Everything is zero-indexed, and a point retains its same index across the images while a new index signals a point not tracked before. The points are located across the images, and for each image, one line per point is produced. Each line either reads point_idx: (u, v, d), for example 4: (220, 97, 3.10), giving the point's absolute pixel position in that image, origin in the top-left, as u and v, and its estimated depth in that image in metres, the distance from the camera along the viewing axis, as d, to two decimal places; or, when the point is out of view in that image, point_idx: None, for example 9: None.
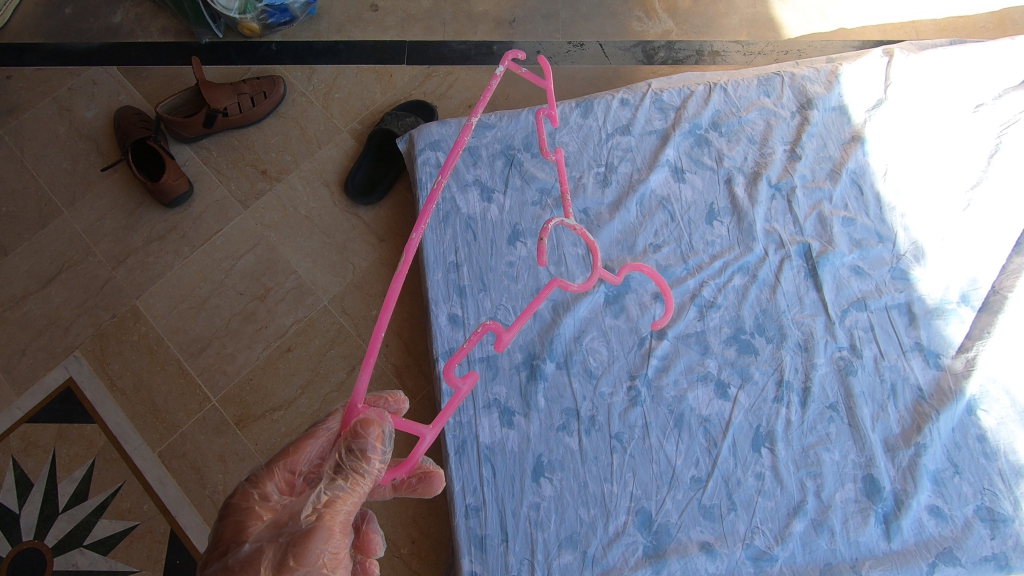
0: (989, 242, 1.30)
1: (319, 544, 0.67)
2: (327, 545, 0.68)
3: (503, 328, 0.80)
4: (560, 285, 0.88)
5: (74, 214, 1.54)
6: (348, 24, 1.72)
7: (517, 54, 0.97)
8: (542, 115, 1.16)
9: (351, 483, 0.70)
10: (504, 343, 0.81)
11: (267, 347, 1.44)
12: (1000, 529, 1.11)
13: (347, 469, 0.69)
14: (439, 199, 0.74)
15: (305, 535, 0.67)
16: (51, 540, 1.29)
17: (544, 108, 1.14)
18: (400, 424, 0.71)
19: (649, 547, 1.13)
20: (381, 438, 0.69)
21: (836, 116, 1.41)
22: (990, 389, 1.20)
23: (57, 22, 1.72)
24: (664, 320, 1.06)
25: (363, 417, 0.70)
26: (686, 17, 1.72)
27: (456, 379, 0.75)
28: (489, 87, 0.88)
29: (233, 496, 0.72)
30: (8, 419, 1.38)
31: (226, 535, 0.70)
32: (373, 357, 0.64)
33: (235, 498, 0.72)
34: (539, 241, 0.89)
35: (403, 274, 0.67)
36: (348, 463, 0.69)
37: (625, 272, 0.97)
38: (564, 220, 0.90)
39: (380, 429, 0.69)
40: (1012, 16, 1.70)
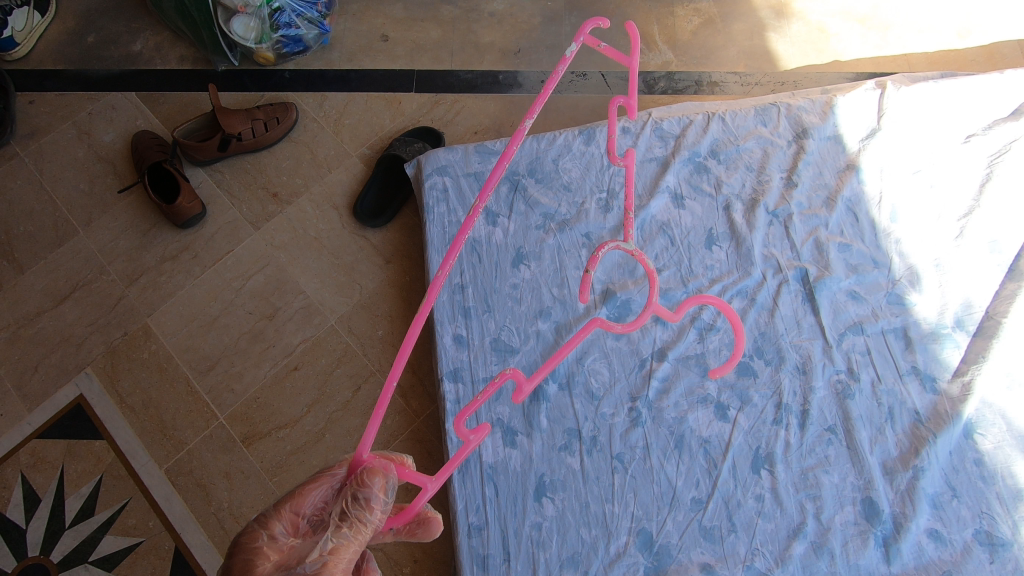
0: (982, 269, 1.33)
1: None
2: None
3: (525, 377, 0.79)
4: (601, 325, 0.84)
5: (89, 234, 1.59)
6: (359, 53, 1.79)
7: (599, 24, 0.87)
8: (618, 106, 1.01)
9: (354, 530, 0.72)
10: (524, 392, 0.79)
11: (274, 366, 1.46)
12: (1000, 553, 1.12)
13: (353, 516, 0.71)
14: (472, 226, 0.71)
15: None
16: (56, 556, 1.30)
17: (620, 98, 1.00)
18: (405, 475, 0.72)
19: (650, 568, 1.13)
20: (385, 487, 0.72)
21: (831, 145, 1.45)
22: (987, 413, 1.21)
23: (79, 50, 1.79)
24: (725, 369, 0.90)
25: (367, 465, 0.73)
26: (685, 49, 1.79)
27: (466, 430, 0.76)
28: (553, 78, 0.83)
29: (241, 535, 0.73)
30: (18, 435, 1.41)
31: (234, 574, 0.70)
32: (383, 406, 0.68)
33: (242, 538, 0.73)
34: (586, 273, 0.85)
35: (420, 320, 0.69)
36: (353, 510, 0.71)
37: (684, 311, 0.85)
38: (620, 245, 0.86)
39: (385, 479, 0.72)
40: (1000, 50, 1.76)
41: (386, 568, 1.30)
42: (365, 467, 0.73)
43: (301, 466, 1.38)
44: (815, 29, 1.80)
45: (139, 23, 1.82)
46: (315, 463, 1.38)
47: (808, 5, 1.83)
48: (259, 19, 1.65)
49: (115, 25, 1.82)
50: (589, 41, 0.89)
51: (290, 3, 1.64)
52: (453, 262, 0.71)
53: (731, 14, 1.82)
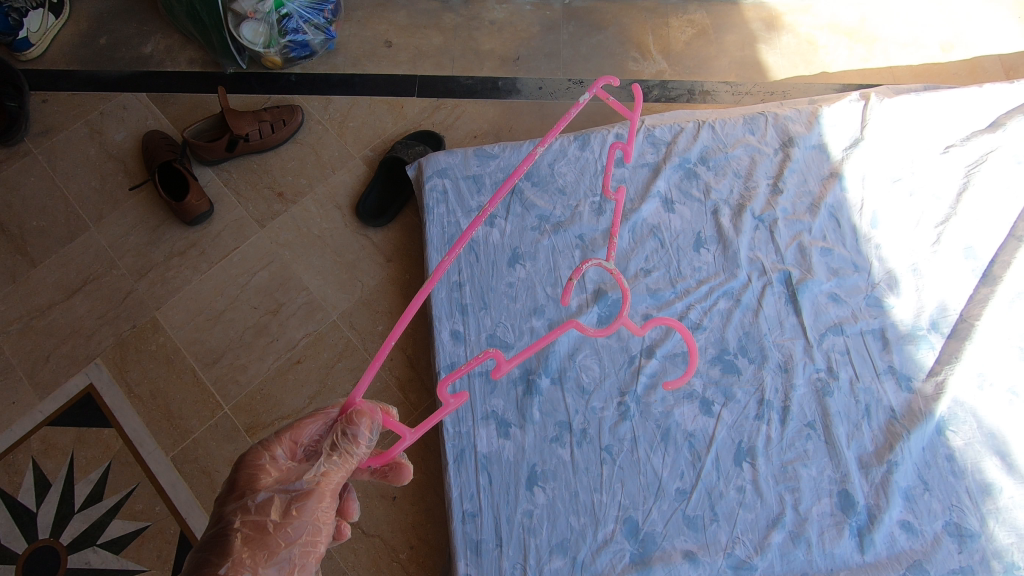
0: (957, 274, 1.39)
1: (313, 506, 0.82)
2: (319, 508, 0.83)
3: (504, 357, 0.83)
4: (576, 327, 0.89)
5: (100, 229, 1.64)
6: (363, 58, 1.85)
7: (612, 83, 1.05)
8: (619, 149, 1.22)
9: (341, 461, 0.83)
10: (501, 371, 0.84)
11: (277, 359, 1.52)
12: (968, 544, 1.18)
13: (340, 450, 0.82)
14: (477, 226, 0.83)
15: (302, 497, 0.82)
16: (66, 539, 1.35)
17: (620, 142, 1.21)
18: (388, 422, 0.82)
19: (636, 554, 1.19)
20: (371, 428, 0.82)
21: (815, 153, 1.51)
22: (958, 411, 1.28)
23: (91, 51, 1.84)
24: (676, 385, 0.97)
25: (357, 408, 0.83)
26: (679, 59, 1.85)
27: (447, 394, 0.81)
28: (569, 115, 0.95)
29: (248, 452, 0.86)
30: (30, 422, 1.46)
31: (242, 482, 0.83)
32: (379, 360, 0.76)
33: (249, 455, 0.85)
34: (570, 280, 0.90)
35: (421, 295, 0.78)
36: (342, 444, 0.82)
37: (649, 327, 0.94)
38: (601, 264, 0.90)
39: (370, 421, 0.82)
40: (982, 64, 1.83)
41: (383, 554, 1.35)
42: (355, 409, 0.83)
43: None
44: (804, 41, 1.87)
45: (150, 26, 1.88)
46: None
47: (798, 18, 1.89)
48: (267, 24, 1.70)
49: (127, 28, 1.88)
50: (602, 94, 1.08)
51: (298, 9, 1.70)
52: (456, 253, 0.81)
53: (724, 25, 1.89)
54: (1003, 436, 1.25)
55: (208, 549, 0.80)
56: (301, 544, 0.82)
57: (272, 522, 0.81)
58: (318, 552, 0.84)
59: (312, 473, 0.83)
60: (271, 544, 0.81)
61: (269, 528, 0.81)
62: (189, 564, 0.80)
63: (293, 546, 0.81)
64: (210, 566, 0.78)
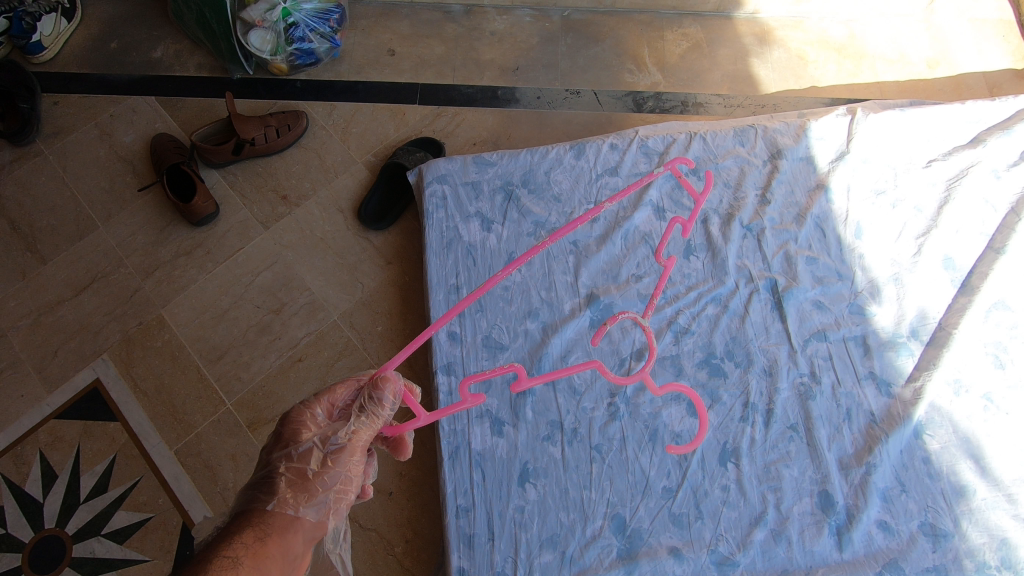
0: (937, 284, 1.45)
1: (346, 459, 0.88)
2: (351, 461, 0.89)
3: (526, 375, 0.93)
4: (596, 368, 0.96)
5: (109, 228, 1.69)
6: (367, 66, 1.90)
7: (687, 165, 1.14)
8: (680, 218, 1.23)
9: (371, 420, 0.89)
10: (520, 388, 0.93)
11: (280, 356, 1.56)
12: (942, 543, 1.23)
13: (370, 409, 0.88)
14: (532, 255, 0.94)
15: (337, 451, 0.88)
16: (71, 529, 1.39)
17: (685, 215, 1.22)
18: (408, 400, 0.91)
19: (623, 550, 1.24)
20: (394, 393, 0.88)
21: (803, 165, 1.57)
22: (935, 416, 1.33)
23: (102, 55, 1.90)
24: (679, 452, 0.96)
25: (383, 373, 0.88)
26: (673, 71, 1.91)
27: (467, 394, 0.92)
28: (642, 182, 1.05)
29: (291, 410, 0.92)
30: (38, 415, 1.50)
31: (286, 435, 0.90)
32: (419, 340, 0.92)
33: (293, 410, 0.92)
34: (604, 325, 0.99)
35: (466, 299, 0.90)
36: (370, 405, 0.88)
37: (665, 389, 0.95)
38: (635, 317, 0.99)
39: (394, 387, 0.88)
40: (966, 81, 1.89)
41: (379, 547, 1.39)
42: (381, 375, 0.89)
43: None
44: (795, 56, 1.93)
45: (160, 32, 1.93)
46: None
47: (789, 34, 1.95)
48: (275, 32, 1.76)
49: (137, 33, 1.93)
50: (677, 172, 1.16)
51: (305, 18, 1.76)
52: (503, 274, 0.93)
53: (717, 39, 1.95)
54: (977, 440, 1.31)
55: (256, 490, 0.86)
56: (336, 493, 0.88)
57: (312, 470, 0.87)
58: (349, 501, 0.90)
59: (345, 428, 0.89)
60: (311, 490, 0.86)
61: (309, 475, 0.87)
62: (238, 504, 0.86)
63: (329, 493, 0.87)
64: (259, 504, 0.85)
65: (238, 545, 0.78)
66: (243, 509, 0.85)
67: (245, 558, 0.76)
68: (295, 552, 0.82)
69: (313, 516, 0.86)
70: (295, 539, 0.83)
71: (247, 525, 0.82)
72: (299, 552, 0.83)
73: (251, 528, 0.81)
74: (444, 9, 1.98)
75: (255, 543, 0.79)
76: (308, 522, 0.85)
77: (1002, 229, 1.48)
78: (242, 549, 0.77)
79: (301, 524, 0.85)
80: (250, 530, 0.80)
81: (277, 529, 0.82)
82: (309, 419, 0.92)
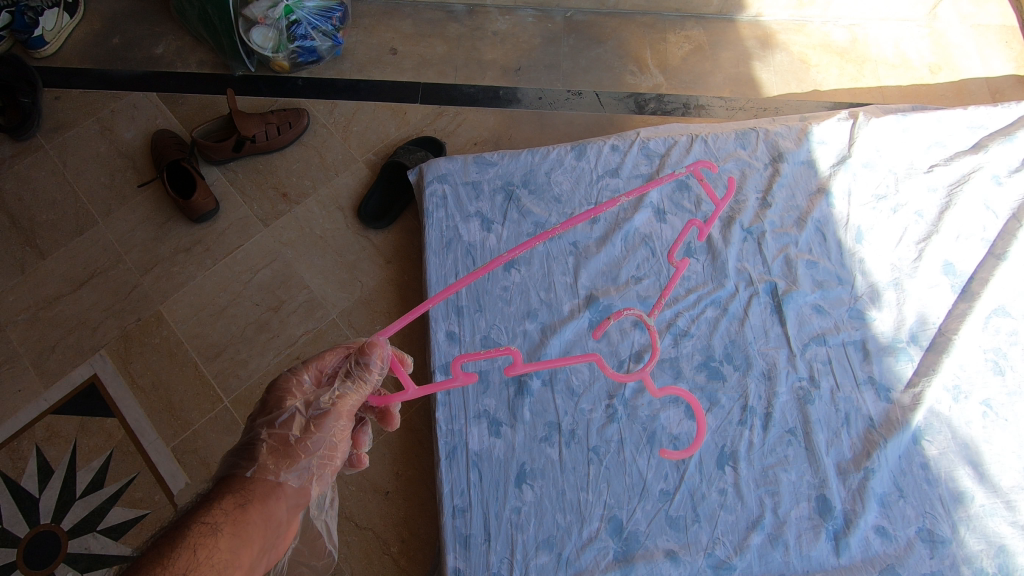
0: (937, 289, 1.44)
1: (331, 424, 0.88)
2: (336, 425, 0.89)
3: (520, 359, 0.96)
4: (595, 361, 0.98)
5: (108, 224, 1.69)
6: (369, 65, 1.90)
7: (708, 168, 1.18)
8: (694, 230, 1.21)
9: (357, 385, 0.91)
10: (513, 372, 0.96)
11: (278, 354, 1.56)
12: (939, 549, 1.22)
13: (356, 373, 0.90)
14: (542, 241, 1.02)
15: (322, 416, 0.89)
16: (66, 524, 1.39)
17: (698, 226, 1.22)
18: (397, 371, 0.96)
19: (619, 552, 1.23)
20: (382, 358, 0.91)
21: (804, 169, 1.56)
22: (933, 422, 1.32)
23: (104, 50, 1.89)
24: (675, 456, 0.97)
25: (371, 339, 0.91)
26: (675, 73, 1.91)
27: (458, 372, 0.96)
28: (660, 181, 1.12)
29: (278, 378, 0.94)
30: (34, 410, 1.50)
31: (271, 402, 0.91)
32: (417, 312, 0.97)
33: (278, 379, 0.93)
34: (606, 318, 1.01)
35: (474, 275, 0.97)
36: (356, 369, 0.90)
37: (666, 391, 1.00)
38: (637, 314, 1.03)
39: (380, 351, 0.90)
40: (969, 87, 1.88)
41: (375, 546, 1.39)
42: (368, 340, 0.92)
43: None
44: (797, 59, 1.92)
45: (162, 28, 1.93)
46: None
47: (792, 37, 1.95)
48: (277, 30, 1.75)
49: (139, 29, 1.93)
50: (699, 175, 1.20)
51: (307, 16, 1.75)
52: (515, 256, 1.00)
53: (720, 42, 1.94)
54: (976, 446, 1.30)
55: (238, 456, 0.87)
56: (319, 459, 0.88)
57: (295, 435, 0.87)
58: (333, 467, 0.90)
59: (330, 392, 0.90)
60: (294, 456, 0.86)
61: (292, 441, 0.87)
62: (221, 471, 0.87)
63: (313, 458, 0.87)
64: (240, 470, 0.85)
65: (218, 511, 0.78)
66: (226, 476, 0.85)
67: (226, 525, 0.77)
68: (278, 519, 0.82)
69: (295, 482, 0.86)
70: (277, 505, 0.83)
71: (228, 491, 0.82)
72: (282, 519, 0.83)
73: (231, 495, 0.81)
74: (446, 9, 1.97)
75: (235, 510, 0.79)
76: (290, 488, 0.86)
77: (1003, 235, 1.47)
78: (221, 516, 0.77)
79: (283, 491, 0.85)
80: (231, 497, 0.81)
81: (259, 497, 0.82)
82: (294, 386, 0.93)
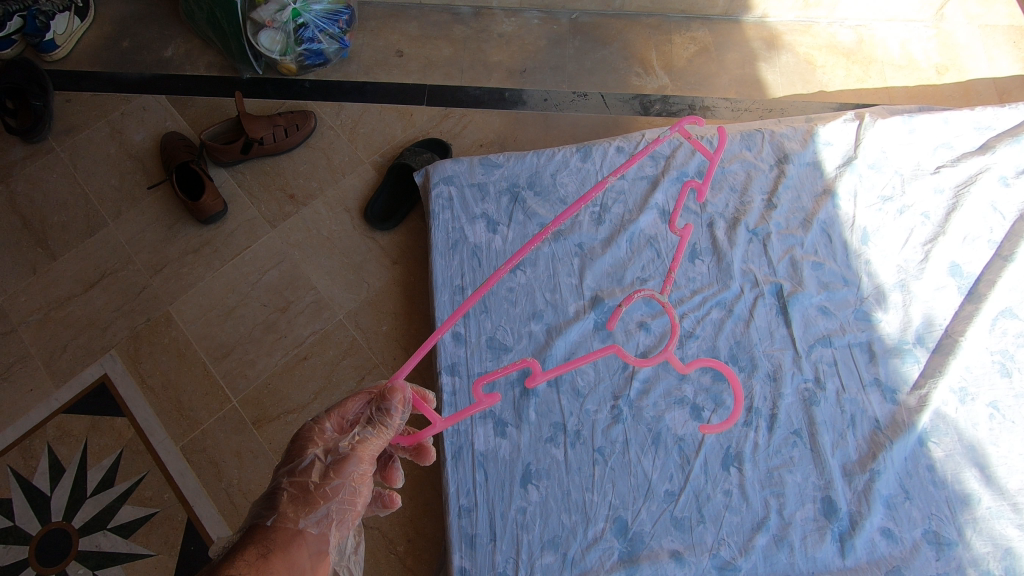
0: (944, 291, 1.44)
1: (352, 469, 0.88)
2: (357, 471, 0.89)
3: (540, 368, 0.93)
4: (617, 352, 0.95)
5: (119, 225, 1.71)
6: (375, 67, 1.91)
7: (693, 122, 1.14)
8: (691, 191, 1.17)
9: (378, 430, 0.90)
10: (537, 381, 0.94)
11: (285, 355, 1.58)
12: (945, 551, 1.22)
13: (377, 418, 0.89)
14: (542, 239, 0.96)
15: (342, 461, 0.88)
16: (77, 522, 1.41)
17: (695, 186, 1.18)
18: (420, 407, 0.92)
19: (624, 553, 1.24)
20: (403, 401, 0.89)
21: (810, 170, 1.56)
22: (940, 424, 1.32)
23: (114, 53, 1.91)
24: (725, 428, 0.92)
25: (391, 381, 0.89)
26: (680, 75, 1.91)
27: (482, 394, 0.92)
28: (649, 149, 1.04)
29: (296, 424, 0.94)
30: (46, 409, 1.52)
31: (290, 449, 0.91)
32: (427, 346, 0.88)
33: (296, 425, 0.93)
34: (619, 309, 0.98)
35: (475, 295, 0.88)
36: (378, 415, 0.89)
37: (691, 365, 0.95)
38: (652, 294, 0.97)
39: (402, 394, 0.88)
40: (976, 87, 1.88)
41: (381, 545, 1.40)
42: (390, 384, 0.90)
43: None
44: (803, 60, 1.92)
45: (171, 31, 1.95)
46: None
47: (797, 38, 1.95)
48: (284, 33, 1.78)
49: (148, 32, 1.95)
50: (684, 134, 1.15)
51: (314, 19, 1.78)
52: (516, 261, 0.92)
53: (725, 43, 1.94)
54: (982, 448, 1.30)
55: (259, 505, 0.87)
56: (340, 505, 0.87)
57: (315, 482, 0.87)
58: (355, 512, 0.89)
59: (350, 437, 0.89)
60: (315, 503, 0.86)
61: (312, 487, 0.87)
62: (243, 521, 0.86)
63: (333, 506, 0.87)
64: (261, 520, 0.85)
65: (241, 562, 0.76)
66: (247, 526, 0.85)
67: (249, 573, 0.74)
68: (300, 567, 0.81)
69: (317, 530, 0.85)
70: (300, 553, 0.82)
71: (250, 541, 0.81)
72: (305, 566, 0.81)
73: (253, 544, 0.80)
74: (452, 11, 1.98)
75: (258, 559, 0.77)
76: (311, 535, 0.85)
77: (1009, 237, 1.47)
78: (246, 566, 0.75)
79: (305, 539, 0.84)
80: (253, 547, 0.79)
81: (280, 545, 0.81)
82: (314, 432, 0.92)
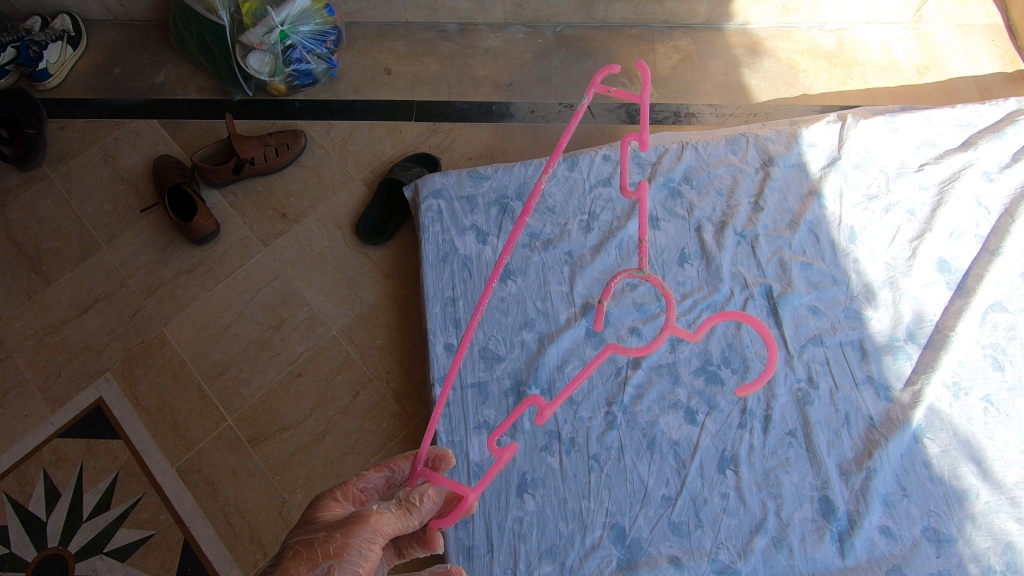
0: (933, 287, 1.44)
1: (361, 531, 0.80)
2: (366, 534, 0.80)
3: (545, 403, 0.88)
4: (615, 352, 0.92)
5: (112, 248, 1.72)
6: (364, 85, 1.94)
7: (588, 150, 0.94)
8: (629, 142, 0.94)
9: (401, 510, 0.83)
10: (544, 416, 0.89)
11: (279, 372, 1.58)
12: (946, 548, 1.21)
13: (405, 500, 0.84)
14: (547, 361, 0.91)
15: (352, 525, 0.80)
16: (73, 547, 1.40)
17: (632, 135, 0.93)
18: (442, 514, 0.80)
19: (623, 560, 1.23)
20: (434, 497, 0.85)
21: (795, 172, 1.58)
22: (934, 420, 1.32)
23: (107, 80, 1.94)
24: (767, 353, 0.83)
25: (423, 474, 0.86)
26: (665, 83, 1.93)
27: (498, 450, 0.79)
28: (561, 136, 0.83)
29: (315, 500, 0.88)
30: (42, 434, 1.52)
31: (306, 513, 0.86)
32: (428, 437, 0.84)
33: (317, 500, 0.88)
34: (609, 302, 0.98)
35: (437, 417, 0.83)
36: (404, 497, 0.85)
37: (704, 331, 0.89)
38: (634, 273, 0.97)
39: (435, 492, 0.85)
40: (957, 85, 1.91)
41: None
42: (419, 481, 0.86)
43: (303, 466, 1.48)
44: (785, 65, 1.95)
45: (163, 56, 1.98)
46: (316, 463, 1.48)
47: (779, 44, 1.98)
48: (273, 54, 1.78)
49: (140, 58, 1.98)
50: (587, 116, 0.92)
51: (302, 40, 1.78)
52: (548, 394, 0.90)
53: (708, 51, 1.97)
54: (978, 443, 1.30)
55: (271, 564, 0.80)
56: (341, 571, 0.77)
57: (323, 536, 0.80)
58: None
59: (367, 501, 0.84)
60: (317, 560, 0.78)
61: (319, 540, 0.79)
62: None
63: (335, 568, 0.78)
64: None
65: None
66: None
67: None
68: None
69: None
70: None
71: None
72: None
73: None
74: (438, 29, 2.02)
75: None
76: None
77: (995, 231, 1.48)
78: None
79: None
80: None
81: None
82: (335, 502, 0.88)
